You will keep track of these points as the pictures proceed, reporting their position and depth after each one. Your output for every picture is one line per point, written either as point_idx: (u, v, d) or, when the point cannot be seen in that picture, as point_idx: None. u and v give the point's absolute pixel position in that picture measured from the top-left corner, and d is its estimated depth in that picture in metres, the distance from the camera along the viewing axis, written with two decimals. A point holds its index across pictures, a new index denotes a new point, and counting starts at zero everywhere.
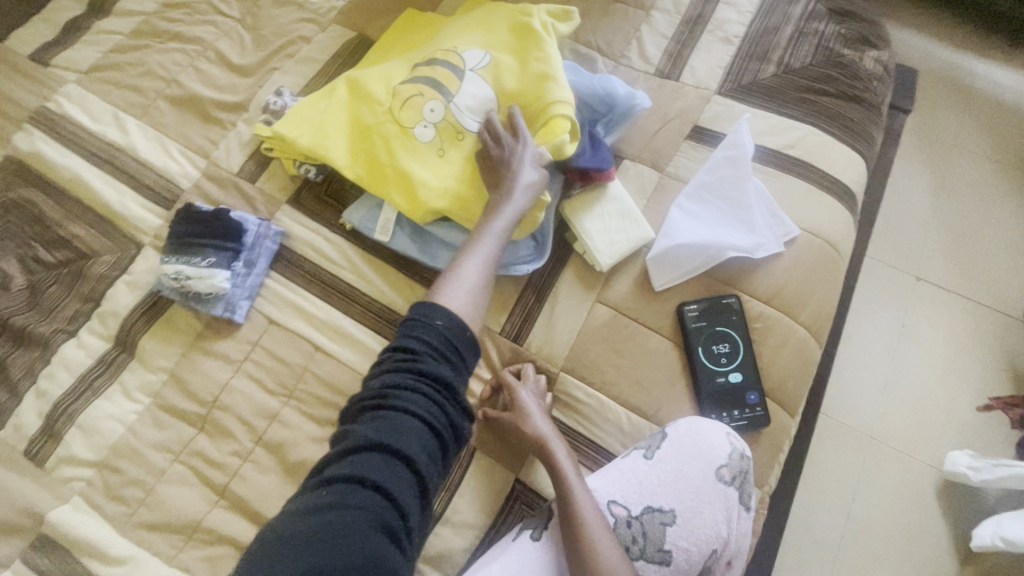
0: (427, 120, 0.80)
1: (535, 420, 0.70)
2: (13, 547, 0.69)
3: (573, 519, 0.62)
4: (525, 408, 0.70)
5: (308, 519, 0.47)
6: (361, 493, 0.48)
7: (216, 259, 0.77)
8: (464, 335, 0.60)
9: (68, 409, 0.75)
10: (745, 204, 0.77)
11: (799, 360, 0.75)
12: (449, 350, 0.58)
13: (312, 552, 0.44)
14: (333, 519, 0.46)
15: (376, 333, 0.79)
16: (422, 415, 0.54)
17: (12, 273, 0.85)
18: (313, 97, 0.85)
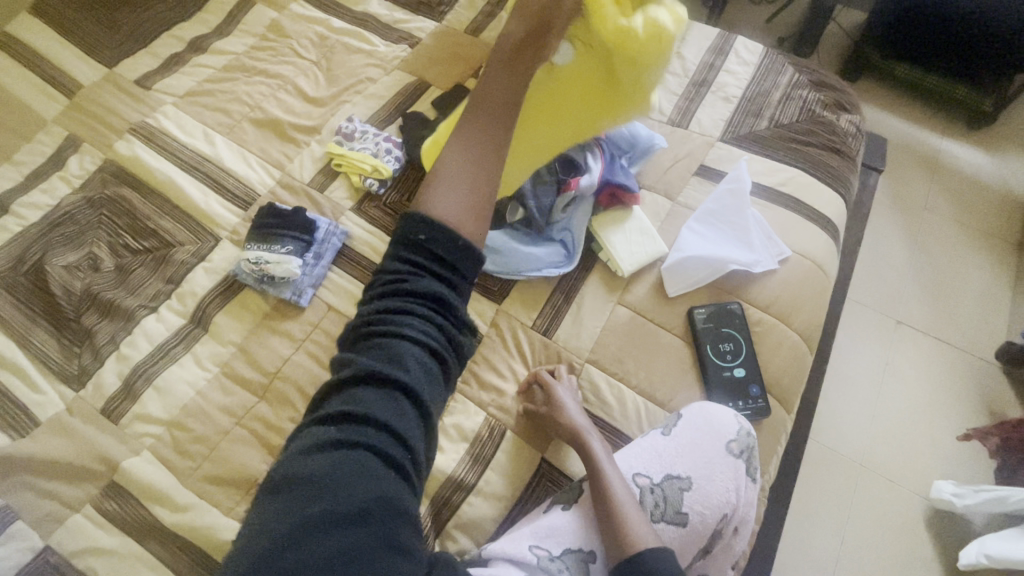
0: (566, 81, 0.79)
1: (569, 409, 0.79)
2: (87, 492, 0.77)
3: (604, 498, 0.71)
4: (561, 403, 0.80)
5: (314, 455, 0.45)
6: (369, 430, 0.45)
7: (292, 248, 0.90)
8: (460, 247, 0.52)
9: (146, 373, 0.84)
10: (745, 226, 0.91)
11: (793, 360, 0.86)
12: (447, 265, 0.52)
13: (326, 489, 0.43)
14: (352, 452, 0.44)
15: None
16: (421, 337, 0.49)
17: (102, 256, 0.96)
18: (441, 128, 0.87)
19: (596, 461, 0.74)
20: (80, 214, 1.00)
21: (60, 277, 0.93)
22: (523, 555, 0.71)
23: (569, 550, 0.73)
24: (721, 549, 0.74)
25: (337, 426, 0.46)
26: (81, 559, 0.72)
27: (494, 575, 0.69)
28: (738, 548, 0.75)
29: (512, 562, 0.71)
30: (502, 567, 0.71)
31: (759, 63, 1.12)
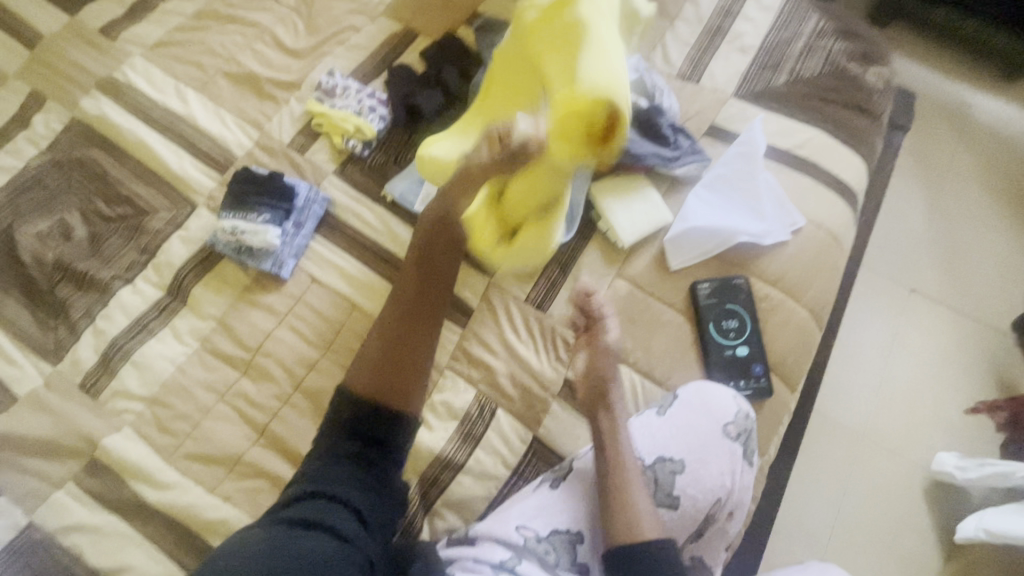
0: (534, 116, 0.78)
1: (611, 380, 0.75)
2: (69, 469, 0.75)
3: (617, 478, 0.69)
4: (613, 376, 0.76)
5: (265, 541, 0.55)
6: (309, 534, 0.58)
7: (270, 217, 0.85)
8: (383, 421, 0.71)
9: (123, 347, 0.81)
10: (756, 193, 0.85)
11: (800, 337, 0.81)
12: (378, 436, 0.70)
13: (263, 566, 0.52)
14: (309, 531, 0.58)
15: None
16: (353, 504, 0.63)
17: (74, 224, 0.91)
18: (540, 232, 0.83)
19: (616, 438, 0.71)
20: (48, 178, 0.94)
21: (30, 246, 0.88)
22: (509, 534, 0.70)
23: (556, 531, 0.72)
24: (714, 533, 0.72)
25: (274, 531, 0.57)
26: (66, 536, 0.72)
27: (479, 554, 0.68)
28: (732, 533, 0.73)
29: (498, 540, 0.70)
30: (488, 545, 0.69)
31: (780, 8, 1.01)
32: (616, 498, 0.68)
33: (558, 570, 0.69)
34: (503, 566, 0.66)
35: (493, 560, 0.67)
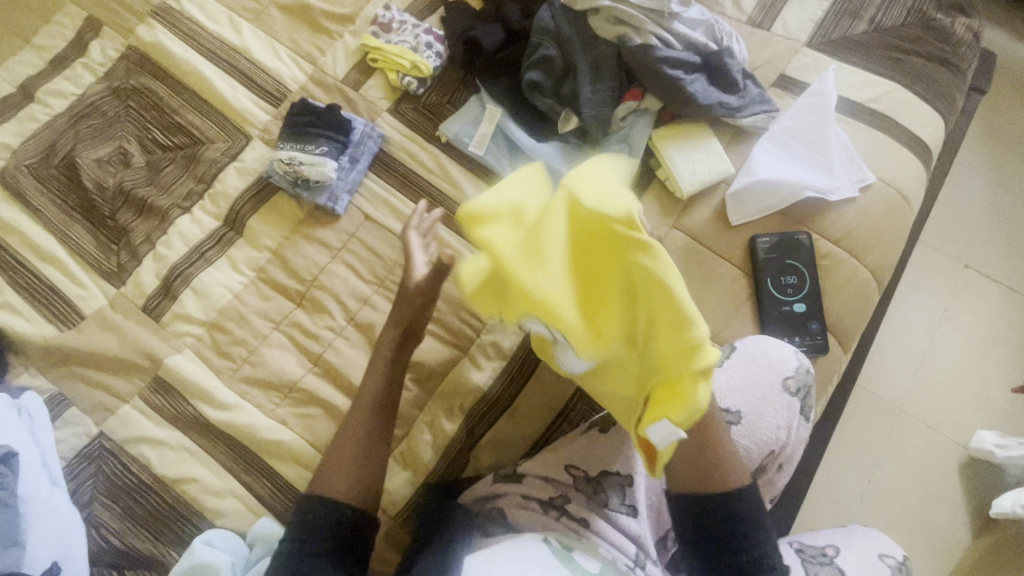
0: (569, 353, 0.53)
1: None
2: (135, 384, 0.78)
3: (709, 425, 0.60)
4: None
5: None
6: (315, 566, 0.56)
7: (327, 149, 0.85)
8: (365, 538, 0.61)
9: (183, 274, 0.83)
10: (827, 146, 0.81)
11: (861, 298, 0.79)
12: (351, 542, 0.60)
13: None
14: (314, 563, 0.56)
15: (462, 237, 0.85)
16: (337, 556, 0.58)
17: (132, 151, 0.92)
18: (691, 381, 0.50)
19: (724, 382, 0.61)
20: (106, 105, 0.95)
21: (91, 171, 0.89)
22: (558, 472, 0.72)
23: (607, 473, 0.71)
24: (762, 484, 0.73)
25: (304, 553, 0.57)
26: (134, 447, 0.75)
27: (528, 490, 0.71)
28: (779, 485, 0.74)
29: (547, 480, 0.72)
30: (536, 483, 0.72)
31: None
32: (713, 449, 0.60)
33: (607, 509, 0.69)
34: (553, 503, 0.70)
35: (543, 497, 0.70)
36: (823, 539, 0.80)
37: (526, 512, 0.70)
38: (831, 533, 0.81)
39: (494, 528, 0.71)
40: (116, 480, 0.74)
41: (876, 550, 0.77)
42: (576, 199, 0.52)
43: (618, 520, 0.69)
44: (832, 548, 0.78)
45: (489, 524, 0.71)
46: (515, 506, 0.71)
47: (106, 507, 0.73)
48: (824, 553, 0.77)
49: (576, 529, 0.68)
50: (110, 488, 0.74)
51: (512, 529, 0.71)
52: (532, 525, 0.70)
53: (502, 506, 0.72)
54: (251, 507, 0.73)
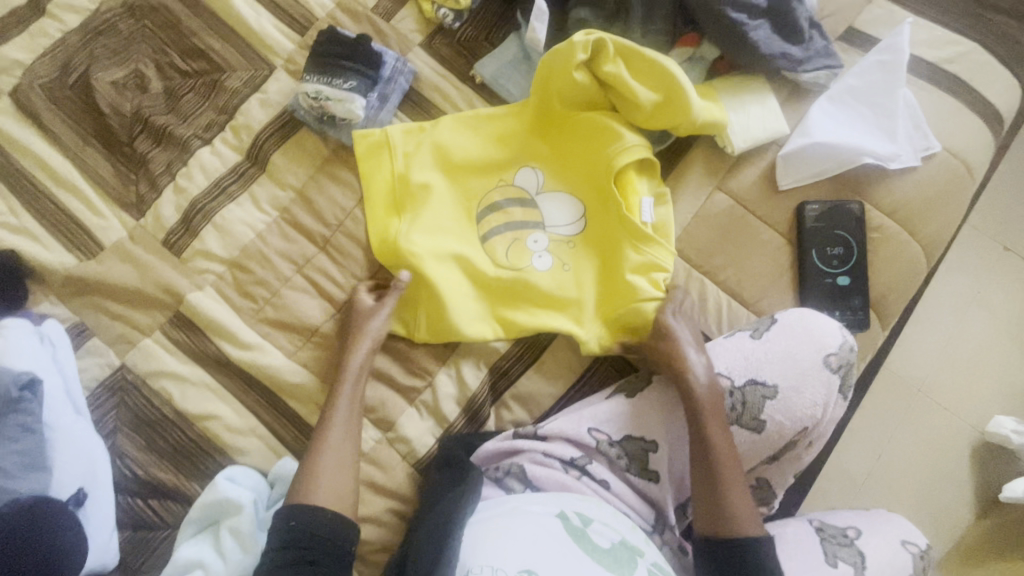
0: (537, 251, 0.78)
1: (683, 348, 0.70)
2: (156, 319, 0.77)
3: (715, 468, 0.65)
4: (674, 335, 0.71)
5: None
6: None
7: (355, 84, 0.79)
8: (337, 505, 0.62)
9: (204, 209, 0.80)
10: (892, 109, 0.75)
11: (908, 274, 0.75)
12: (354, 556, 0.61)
13: None
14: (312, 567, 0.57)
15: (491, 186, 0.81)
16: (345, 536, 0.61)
17: (150, 75, 0.87)
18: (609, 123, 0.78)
19: (704, 425, 0.66)
20: (122, 23, 0.89)
21: (108, 94, 0.85)
22: (582, 436, 0.71)
23: (630, 437, 0.71)
24: (789, 458, 0.72)
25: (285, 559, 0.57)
26: (156, 381, 0.75)
27: (549, 449, 0.71)
28: (805, 462, 0.72)
29: (568, 440, 0.72)
30: (557, 442, 0.72)
31: None
32: (712, 493, 0.65)
33: (627, 473, 0.71)
34: (574, 463, 0.71)
35: (564, 457, 0.70)
36: (844, 521, 0.83)
37: (546, 471, 0.70)
38: (852, 516, 0.84)
39: (513, 483, 0.71)
40: (139, 412, 0.74)
41: (899, 537, 0.80)
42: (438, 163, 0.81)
43: (636, 483, 0.71)
44: (852, 530, 0.81)
45: (508, 479, 0.71)
46: (535, 463, 0.71)
47: (129, 438, 0.74)
48: (845, 534, 0.80)
49: (596, 489, 0.70)
50: (132, 420, 0.74)
51: (531, 486, 0.71)
52: (550, 484, 0.69)
53: (522, 462, 0.71)
54: (272, 447, 0.74)
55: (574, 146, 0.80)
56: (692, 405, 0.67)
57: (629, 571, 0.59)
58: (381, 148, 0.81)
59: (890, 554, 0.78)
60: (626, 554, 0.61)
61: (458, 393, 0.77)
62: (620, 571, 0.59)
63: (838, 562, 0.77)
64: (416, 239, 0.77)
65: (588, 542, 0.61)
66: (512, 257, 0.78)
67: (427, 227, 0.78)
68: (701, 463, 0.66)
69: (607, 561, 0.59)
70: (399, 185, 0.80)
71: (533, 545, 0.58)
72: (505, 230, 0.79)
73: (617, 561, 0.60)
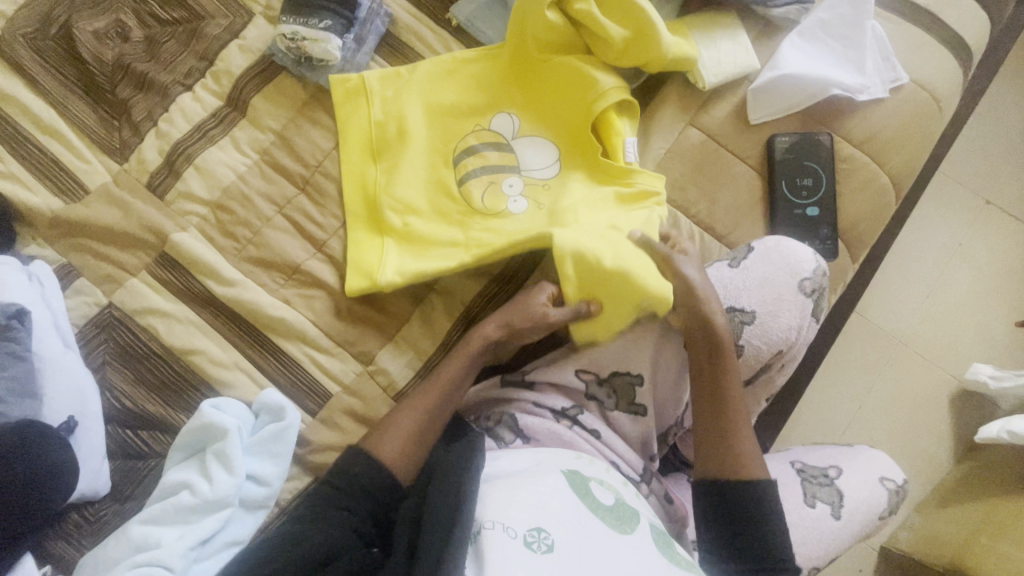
0: (512, 196, 0.78)
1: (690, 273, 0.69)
2: (141, 259, 0.79)
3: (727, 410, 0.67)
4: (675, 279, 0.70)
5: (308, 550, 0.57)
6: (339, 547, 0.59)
7: (331, 24, 0.79)
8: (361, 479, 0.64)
9: (186, 152, 0.82)
10: (861, 40, 0.76)
11: (876, 205, 0.77)
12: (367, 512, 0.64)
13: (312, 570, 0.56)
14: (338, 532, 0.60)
15: (466, 130, 0.81)
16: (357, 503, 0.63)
17: (130, 24, 0.88)
18: (580, 63, 0.78)
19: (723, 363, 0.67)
20: None
21: (89, 43, 0.86)
22: (570, 380, 0.74)
23: (616, 374, 0.74)
24: (763, 382, 0.73)
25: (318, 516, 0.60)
26: (142, 318, 0.77)
27: (540, 399, 0.73)
28: (777, 385, 0.74)
29: (558, 389, 0.75)
30: (546, 392, 0.75)
31: None
32: (723, 431, 0.67)
33: (612, 414, 0.74)
34: (565, 413, 0.73)
35: (556, 407, 0.73)
36: (826, 459, 0.81)
37: (538, 420, 0.72)
38: (833, 451, 0.82)
39: (504, 432, 0.72)
40: (127, 347, 0.76)
41: (878, 474, 0.79)
42: (412, 108, 0.81)
43: (623, 424, 0.74)
44: (833, 469, 0.79)
45: (499, 428, 0.72)
46: (526, 413, 0.73)
47: (118, 372, 0.76)
48: (826, 474, 0.79)
49: (587, 438, 0.72)
50: (120, 354, 0.76)
51: (522, 436, 0.72)
52: (542, 434, 0.71)
53: (513, 412, 0.73)
54: (257, 380, 0.76)
55: (551, 88, 0.80)
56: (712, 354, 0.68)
57: (632, 526, 0.60)
58: (358, 94, 0.82)
59: (866, 492, 0.78)
60: (629, 512, 0.62)
61: (437, 327, 0.78)
62: (623, 527, 0.60)
63: (816, 502, 0.77)
64: (395, 191, 0.79)
65: (590, 499, 0.62)
66: (488, 204, 0.78)
67: (405, 180, 0.79)
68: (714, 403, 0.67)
69: (613, 516, 0.61)
70: (377, 133, 0.81)
71: (543, 504, 0.58)
72: (481, 175, 0.78)
73: (621, 518, 0.61)
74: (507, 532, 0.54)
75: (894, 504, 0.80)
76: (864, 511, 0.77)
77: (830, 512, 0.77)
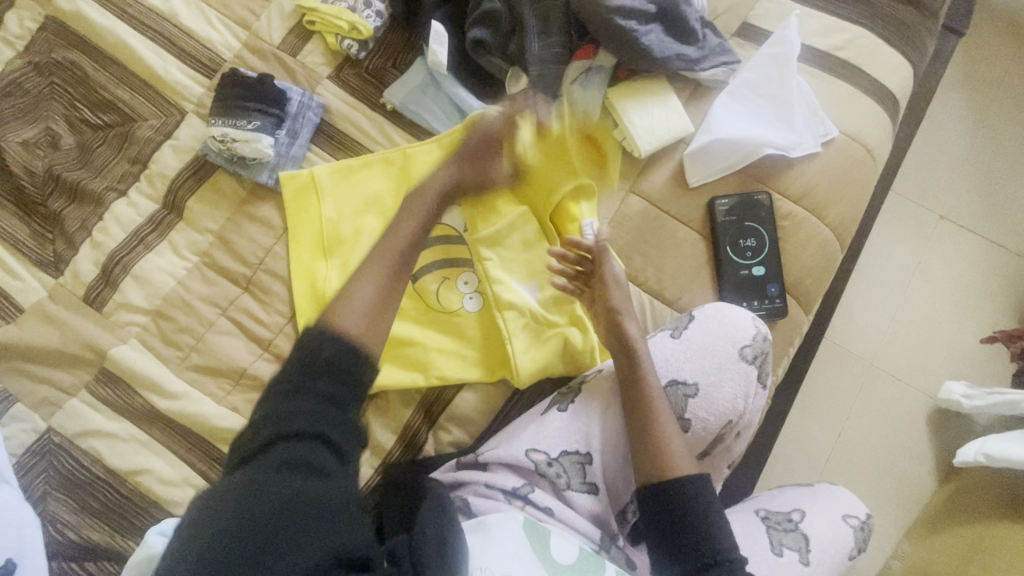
0: (466, 292, 0.78)
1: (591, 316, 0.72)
2: (81, 377, 0.76)
3: (650, 426, 0.66)
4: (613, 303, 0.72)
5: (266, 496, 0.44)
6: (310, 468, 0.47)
7: (260, 124, 0.80)
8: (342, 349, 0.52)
9: (123, 261, 0.80)
10: (787, 100, 0.77)
11: (821, 259, 0.77)
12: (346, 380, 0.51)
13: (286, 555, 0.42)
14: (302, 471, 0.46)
15: None
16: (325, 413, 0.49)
17: (60, 132, 0.86)
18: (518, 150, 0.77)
19: (638, 378, 0.68)
20: (29, 81, 0.88)
21: (17, 155, 0.84)
22: (520, 460, 0.70)
23: (566, 452, 0.71)
24: (721, 451, 0.72)
25: (255, 469, 0.46)
26: (84, 441, 0.74)
27: (491, 480, 0.70)
28: (737, 452, 0.73)
29: (509, 467, 0.71)
30: (498, 471, 0.71)
31: None
32: (649, 450, 0.65)
33: (567, 493, 0.70)
34: (517, 493, 0.70)
35: (506, 487, 0.70)
36: (789, 501, 0.77)
37: (488, 503, 0.69)
38: (796, 492, 0.78)
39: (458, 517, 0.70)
40: (69, 474, 0.73)
41: (840, 512, 0.76)
42: (354, 205, 0.81)
43: (579, 502, 0.70)
44: (797, 512, 0.76)
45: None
46: (478, 496, 0.70)
47: (60, 502, 0.72)
48: (790, 518, 0.75)
49: (540, 517, 0.68)
50: (63, 482, 0.73)
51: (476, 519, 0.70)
52: None
53: (466, 496, 0.71)
54: None
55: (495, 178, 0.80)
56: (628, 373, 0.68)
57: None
58: (302, 191, 0.81)
59: (833, 533, 0.74)
60: (592, 563, 0.63)
61: (392, 421, 0.76)
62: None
63: (783, 551, 0.73)
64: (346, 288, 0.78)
65: (551, 558, 0.63)
66: (444, 298, 0.78)
67: None
68: (637, 417, 0.67)
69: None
70: (327, 230, 0.80)
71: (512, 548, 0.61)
72: (434, 270, 0.79)
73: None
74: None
75: (861, 540, 0.76)
76: (833, 552, 0.74)
77: (798, 558, 0.73)
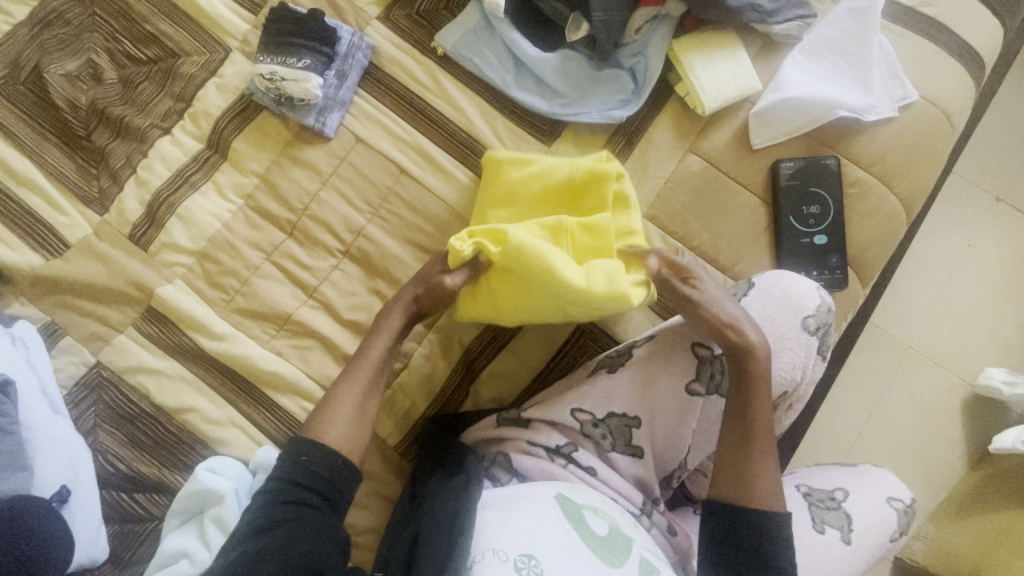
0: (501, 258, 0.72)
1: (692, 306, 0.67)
2: (128, 315, 0.77)
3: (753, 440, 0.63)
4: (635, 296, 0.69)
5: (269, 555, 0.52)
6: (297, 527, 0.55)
7: (310, 62, 0.77)
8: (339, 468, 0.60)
9: (168, 200, 0.79)
10: (866, 59, 0.73)
11: (886, 231, 0.74)
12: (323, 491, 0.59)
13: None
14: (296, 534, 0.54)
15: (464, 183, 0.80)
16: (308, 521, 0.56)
17: (103, 65, 0.84)
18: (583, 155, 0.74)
19: (759, 390, 0.63)
20: (70, 12, 0.85)
21: (60, 87, 0.82)
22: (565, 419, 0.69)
23: (613, 414, 0.70)
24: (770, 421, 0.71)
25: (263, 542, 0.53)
26: (133, 377, 0.75)
27: (534, 437, 0.69)
28: (786, 423, 0.72)
29: (553, 425, 0.71)
30: (541, 429, 0.70)
31: None
32: (750, 467, 0.62)
33: (612, 454, 0.70)
34: (559, 451, 0.69)
35: (550, 445, 0.69)
36: (832, 480, 0.77)
37: (531, 460, 0.68)
38: (839, 472, 0.78)
39: (499, 473, 0.70)
40: (117, 409, 0.74)
41: (886, 494, 0.75)
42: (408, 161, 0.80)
43: (623, 464, 0.70)
44: (840, 492, 0.75)
45: (493, 468, 0.71)
46: (520, 452, 0.69)
47: (110, 434, 0.74)
48: (833, 497, 0.75)
49: (584, 477, 0.68)
50: (113, 416, 0.74)
51: (517, 474, 0.70)
52: (536, 473, 0.68)
53: (507, 451, 0.70)
54: (251, 435, 0.74)
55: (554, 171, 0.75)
56: (744, 373, 0.64)
57: (621, 560, 0.58)
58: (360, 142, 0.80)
59: (876, 514, 0.74)
60: (621, 542, 0.60)
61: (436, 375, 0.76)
62: (612, 561, 0.57)
63: (826, 528, 0.73)
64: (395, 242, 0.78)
65: (585, 527, 0.60)
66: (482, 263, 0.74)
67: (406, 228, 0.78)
68: (743, 426, 0.63)
69: (602, 548, 0.58)
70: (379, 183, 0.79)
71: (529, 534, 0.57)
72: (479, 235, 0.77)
73: (611, 550, 0.58)
74: (495, 557, 0.55)
75: (906, 524, 0.76)
76: (874, 532, 0.73)
77: (840, 537, 0.72)
